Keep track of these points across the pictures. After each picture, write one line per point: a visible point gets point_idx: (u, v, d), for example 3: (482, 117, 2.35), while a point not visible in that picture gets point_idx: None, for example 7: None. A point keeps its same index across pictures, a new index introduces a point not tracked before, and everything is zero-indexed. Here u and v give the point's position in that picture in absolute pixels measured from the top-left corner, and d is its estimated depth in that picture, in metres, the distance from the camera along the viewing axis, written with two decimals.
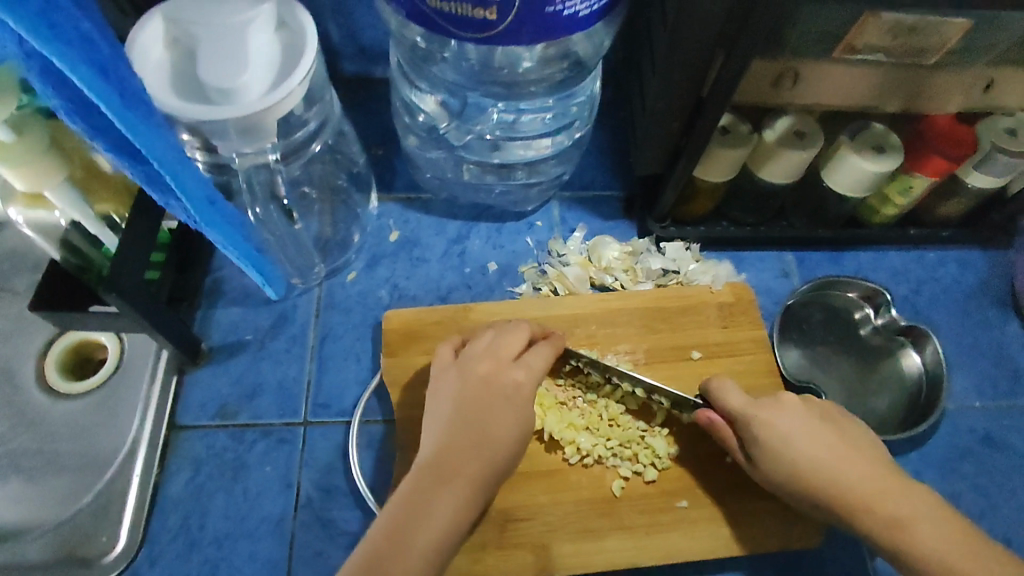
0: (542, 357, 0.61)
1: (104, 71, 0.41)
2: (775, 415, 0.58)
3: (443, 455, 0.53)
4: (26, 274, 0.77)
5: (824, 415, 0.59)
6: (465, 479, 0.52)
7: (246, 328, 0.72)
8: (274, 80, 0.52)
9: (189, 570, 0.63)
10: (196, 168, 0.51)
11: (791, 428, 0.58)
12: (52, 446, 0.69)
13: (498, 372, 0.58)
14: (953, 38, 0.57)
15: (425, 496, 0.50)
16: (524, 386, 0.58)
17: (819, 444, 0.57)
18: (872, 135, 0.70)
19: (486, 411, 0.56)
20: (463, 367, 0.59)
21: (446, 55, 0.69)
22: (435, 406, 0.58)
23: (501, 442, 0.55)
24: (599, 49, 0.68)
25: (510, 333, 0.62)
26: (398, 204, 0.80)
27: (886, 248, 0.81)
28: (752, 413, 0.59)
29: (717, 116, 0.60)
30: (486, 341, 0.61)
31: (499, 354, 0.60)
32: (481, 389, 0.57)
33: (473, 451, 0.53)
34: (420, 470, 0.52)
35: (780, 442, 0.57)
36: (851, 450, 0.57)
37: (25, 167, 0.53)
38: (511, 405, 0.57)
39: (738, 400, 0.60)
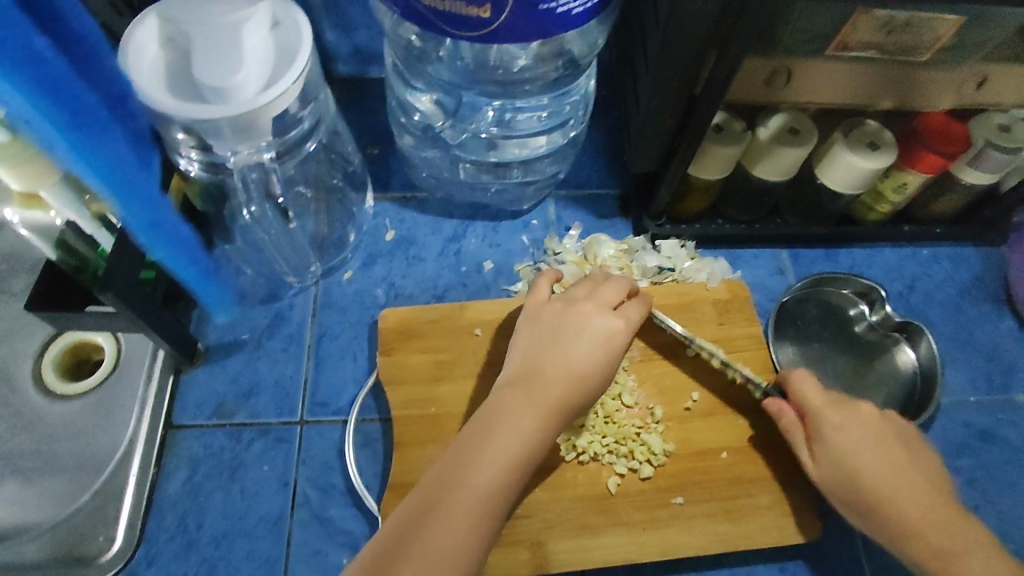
0: (636, 311, 0.59)
1: (53, 89, 0.44)
2: (849, 421, 0.58)
3: (532, 374, 0.53)
4: (23, 275, 0.77)
5: (897, 433, 0.59)
6: (540, 416, 0.51)
7: (242, 328, 0.73)
8: (268, 78, 0.52)
9: (186, 569, 0.63)
10: (145, 185, 0.55)
11: (862, 438, 0.57)
12: (50, 446, 0.69)
13: (595, 315, 0.57)
14: (945, 35, 0.57)
15: (510, 410, 0.51)
16: (620, 335, 0.57)
17: (886, 461, 0.56)
18: (866, 131, 0.70)
19: (578, 344, 0.55)
20: (565, 305, 0.57)
21: (442, 53, 0.69)
22: (526, 326, 0.57)
23: (590, 378, 0.54)
24: (593, 47, 0.69)
25: (607, 284, 0.60)
26: (394, 203, 0.80)
27: (881, 245, 0.82)
28: (828, 415, 0.58)
29: (711, 112, 0.61)
30: (585, 287, 0.60)
31: (599, 298, 0.58)
32: (578, 325, 0.56)
33: (562, 380, 0.53)
34: (507, 385, 0.53)
35: (845, 447, 0.57)
36: (917, 475, 0.56)
37: (19, 167, 0.54)
38: (608, 353, 0.55)
39: (814, 396, 0.59)
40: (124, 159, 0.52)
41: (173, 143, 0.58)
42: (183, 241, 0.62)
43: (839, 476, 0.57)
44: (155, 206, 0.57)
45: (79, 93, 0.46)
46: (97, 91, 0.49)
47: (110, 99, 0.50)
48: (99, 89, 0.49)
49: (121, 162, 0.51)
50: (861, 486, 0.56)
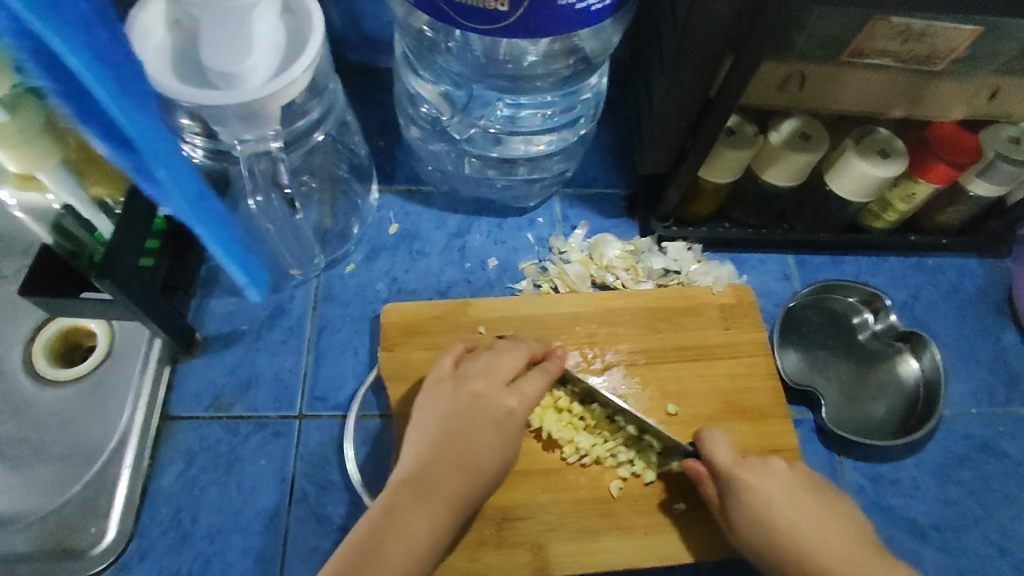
0: (535, 384, 0.59)
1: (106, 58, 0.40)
2: (757, 477, 0.58)
3: (425, 470, 0.53)
4: (15, 258, 0.75)
5: (816, 489, 0.58)
6: (443, 502, 0.51)
7: (242, 319, 0.71)
8: (276, 66, 0.51)
9: (179, 563, 0.61)
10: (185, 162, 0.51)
11: (773, 492, 0.57)
12: (39, 433, 0.67)
13: (490, 397, 0.57)
14: (962, 45, 0.57)
15: (401, 510, 0.50)
16: (517, 412, 0.57)
17: (801, 514, 0.56)
18: (877, 139, 0.70)
19: (469, 433, 0.55)
20: (456, 385, 0.58)
21: (452, 45, 0.68)
22: (419, 424, 0.57)
23: (485, 468, 0.54)
24: (607, 45, 0.67)
25: (506, 353, 0.60)
26: (398, 196, 0.79)
27: (886, 254, 0.82)
28: (734, 473, 0.58)
29: (726, 116, 0.60)
30: (484, 359, 0.60)
31: (493, 375, 0.58)
32: (470, 411, 0.56)
33: (456, 472, 0.53)
34: (400, 485, 0.52)
35: (755, 505, 0.56)
36: (828, 526, 0.56)
37: (15, 148, 0.52)
38: (502, 430, 0.56)
39: (725, 457, 0.58)
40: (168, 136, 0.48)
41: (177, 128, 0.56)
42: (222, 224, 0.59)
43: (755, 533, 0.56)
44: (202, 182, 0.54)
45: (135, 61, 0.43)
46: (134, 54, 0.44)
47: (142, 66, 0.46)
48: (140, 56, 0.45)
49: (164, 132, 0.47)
50: (779, 538, 0.55)
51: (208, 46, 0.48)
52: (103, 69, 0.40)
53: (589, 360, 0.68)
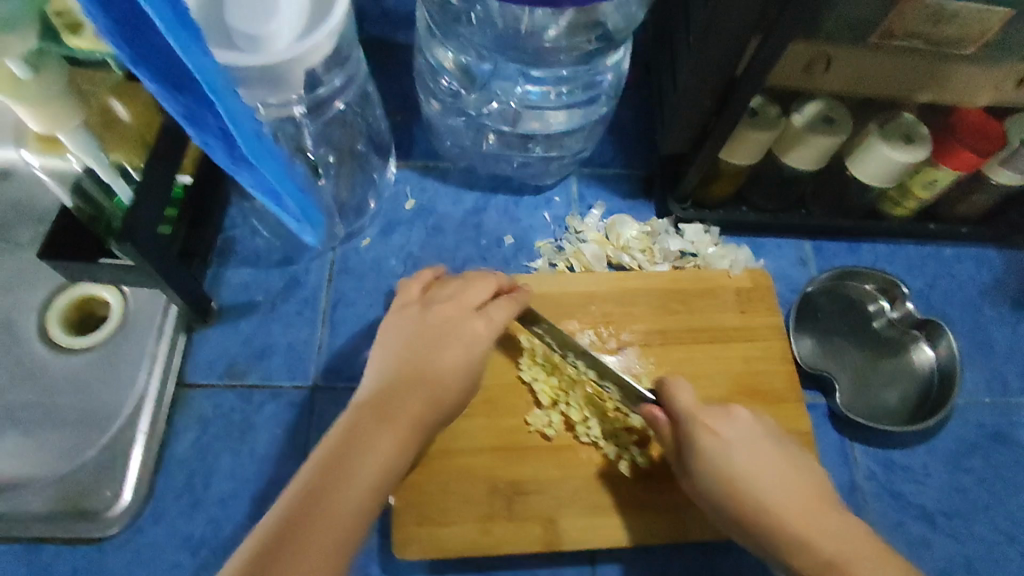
0: (503, 311, 0.58)
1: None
2: (717, 421, 0.57)
3: (388, 391, 0.53)
4: (31, 225, 0.75)
5: (769, 430, 0.59)
6: (407, 419, 0.52)
7: (257, 289, 0.71)
8: (302, 30, 0.50)
9: (193, 528, 0.62)
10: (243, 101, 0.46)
11: (732, 438, 0.57)
12: (51, 398, 0.67)
13: (459, 320, 0.57)
14: (994, 27, 0.56)
15: (362, 430, 0.50)
16: (483, 338, 0.57)
17: (759, 462, 0.56)
18: (902, 124, 0.70)
19: (438, 352, 0.55)
20: (422, 310, 0.58)
21: (473, 15, 0.68)
22: (384, 345, 0.57)
23: (447, 387, 0.55)
24: (631, 23, 0.66)
25: (475, 282, 0.60)
26: (415, 171, 0.79)
27: (904, 242, 0.81)
28: (695, 417, 0.57)
29: (752, 93, 0.59)
30: (452, 286, 0.60)
31: (461, 300, 0.58)
32: (437, 334, 0.56)
33: (420, 395, 0.53)
34: (363, 406, 0.52)
35: (718, 452, 0.56)
36: (791, 475, 0.56)
37: (42, 108, 0.53)
38: (467, 353, 0.56)
39: (689, 401, 0.57)
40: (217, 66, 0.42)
41: None
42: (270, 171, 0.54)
43: (715, 484, 0.56)
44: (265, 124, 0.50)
45: None
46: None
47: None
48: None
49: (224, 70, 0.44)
50: (745, 494, 0.55)
51: None
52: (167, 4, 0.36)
53: (604, 340, 0.68)
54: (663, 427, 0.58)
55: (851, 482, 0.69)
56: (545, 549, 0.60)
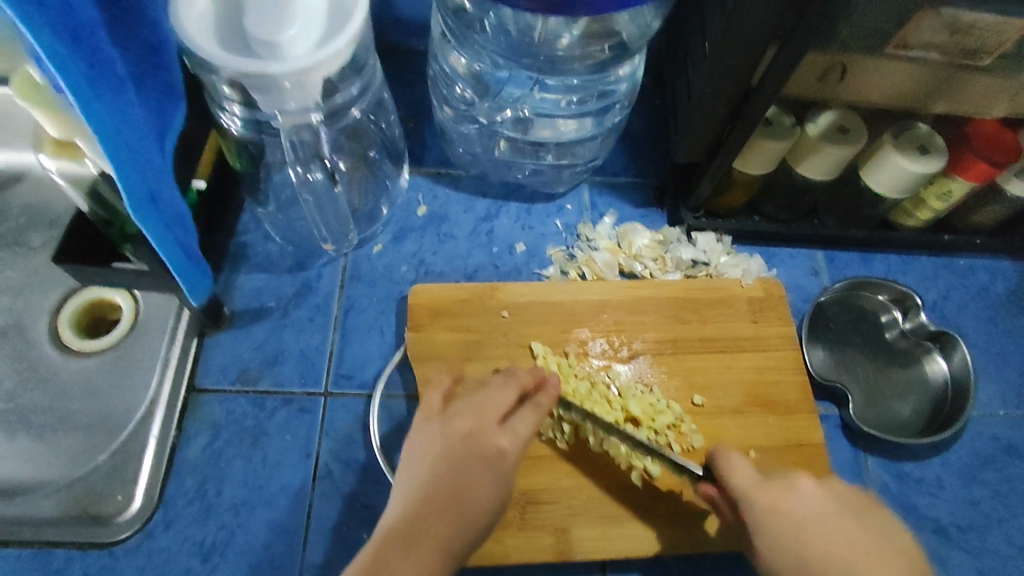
0: (528, 421, 0.54)
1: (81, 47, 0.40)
2: (780, 497, 0.51)
3: (413, 518, 0.47)
4: (44, 229, 0.76)
5: (844, 500, 0.51)
6: (436, 549, 0.46)
7: (269, 295, 0.72)
8: (320, 35, 0.50)
9: (204, 534, 0.62)
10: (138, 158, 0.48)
11: (805, 515, 0.49)
12: (64, 403, 0.67)
13: (480, 434, 0.52)
14: (1010, 39, 0.56)
15: (388, 562, 0.44)
16: (509, 452, 0.52)
17: (842, 538, 0.48)
18: (916, 134, 0.69)
19: (467, 471, 0.50)
20: (443, 424, 0.54)
21: (487, 24, 0.67)
22: (409, 469, 0.52)
23: (479, 510, 0.49)
24: (646, 32, 0.66)
25: (499, 391, 0.56)
26: (427, 178, 0.79)
27: (916, 253, 0.81)
28: (753, 492, 0.51)
29: (769, 100, 0.58)
30: (472, 397, 0.56)
31: (483, 413, 0.54)
32: (462, 450, 0.51)
33: (450, 517, 0.47)
34: (387, 534, 0.46)
35: (793, 532, 0.49)
36: (888, 566, 0.47)
37: (61, 113, 0.52)
38: (493, 471, 0.51)
39: (744, 479, 0.52)
40: (134, 130, 0.47)
41: (218, 94, 0.57)
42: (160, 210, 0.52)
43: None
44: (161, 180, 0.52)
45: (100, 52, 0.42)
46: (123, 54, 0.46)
47: (143, 52, 0.49)
48: (119, 44, 0.45)
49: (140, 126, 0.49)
50: None
51: (253, 15, 0.48)
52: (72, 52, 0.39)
53: (616, 349, 0.68)
54: (717, 499, 0.55)
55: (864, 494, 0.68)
56: (556, 559, 0.60)
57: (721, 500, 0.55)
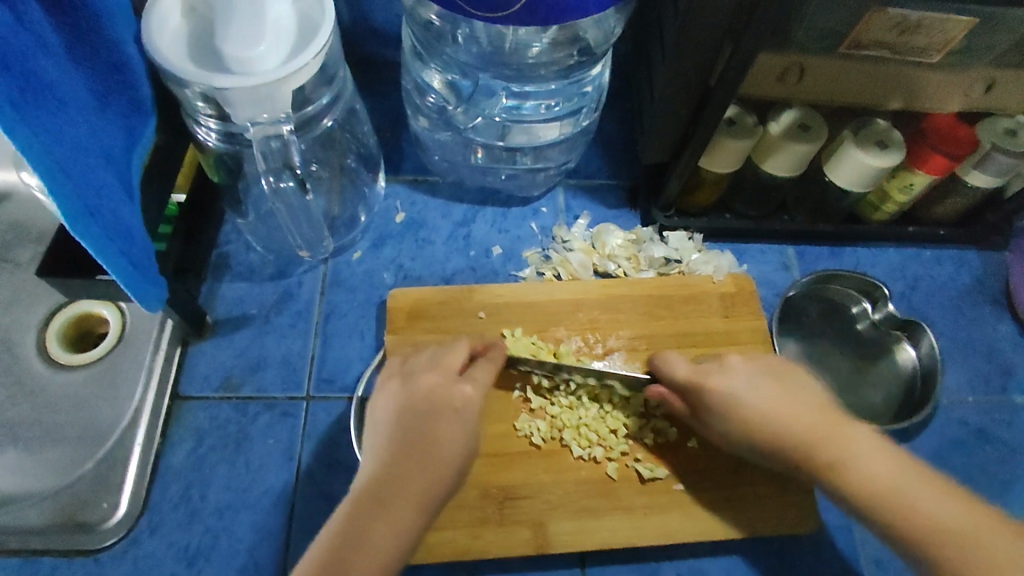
0: (486, 372, 0.56)
1: (4, 64, 0.41)
2: (717, 379, 0.57)
3: (383, 477, 0.46)
4: (30, 246, 0.77)
5: (769, 369, 0.58)
6: (409, 499, 0.46)
7: (251, 303, 0.73)
8: (288, 50, 0.52)
9: (189, 538, 0.63)
10: (83, 173, 0.47)
11: (735, 387, 0.56)
12: (51, 416, 0.68)
13: (445, 385, 0.52)
14: (957, 36, 0.57)
15: (360, 525, 0.44)
16: (474, 400, 0.52)
17: (764, 398, 0.55)
18: (877, 130, 0.72)
19: (434, 424, 0.50)
20: (405, 382, 0.53)
21: (458, 36, 0.69)
22: (374, 427, 0.51)
23: (449, 458, 0.48)
24: (609, 36, 0.67)
25: (454, 349, 0.57)
26: (405, 185, 0.81)
27: (884, 245, 0.83)
28: (693, 381, 0.58)
29: (724, 104, 0.61)
30: (429, 355, 0.57)
31: (444, 366, 0.55)
32: (427, 404, 0.51)
33: (419, 470, 0.47)
34: (360, 495, 0.46)
35: (724, 405, 0.56)
36: (801, 406, 0.54)
37: None
38: (461, 417, 0.51)
39: (682, 371, 0.59)
40: (67, 144, 0.46)
41: (193, 109, 0.59)
42: (124, 236, 0.51)
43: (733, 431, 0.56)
44: (102, 198, 0.48)
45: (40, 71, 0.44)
46: (87, 77, 0.50)
47: (107, 71, 0.51)
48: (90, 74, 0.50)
49: (90, 143, 0.48)
50: (758, 432, 0.55)
51: (224, 33, 0.50)
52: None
53: (591, 345, 0.69)
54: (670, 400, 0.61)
55: None
56: (535, 553, 0.61)
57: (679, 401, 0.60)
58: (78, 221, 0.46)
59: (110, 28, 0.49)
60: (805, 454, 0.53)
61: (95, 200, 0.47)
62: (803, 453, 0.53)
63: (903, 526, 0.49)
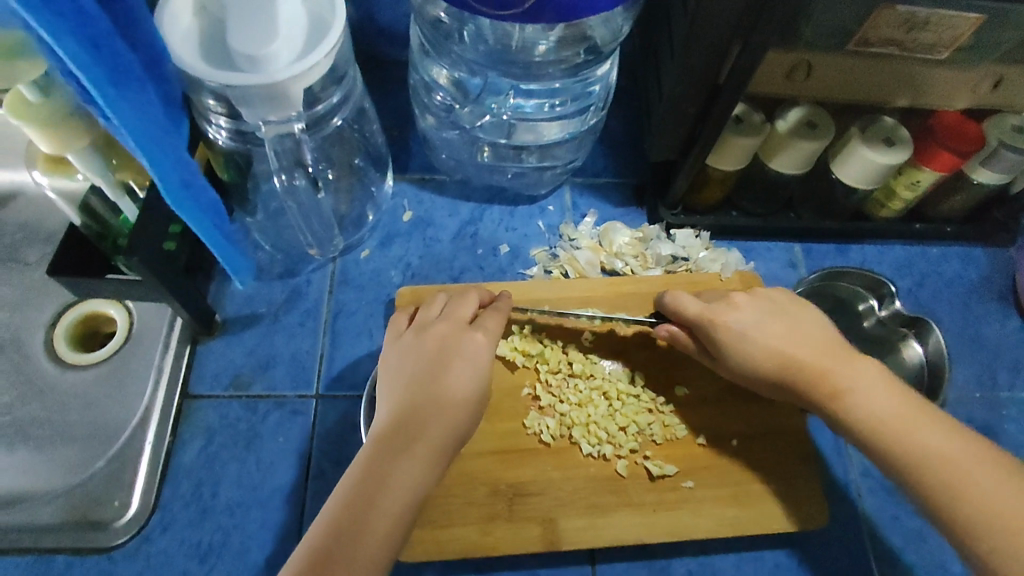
0: (495, 322, 0.58)
1: (94, 46, 0.43)
2: (727, 314, 0.59)
3: (403, 418, 0.49)
4: (38, 246, 0.77)
5: (772, 305, 0.60)
6: (431, 441, 0.49)
7: (260, 302, 0.73)
8: (300, 49, 0.52)
9: (200, 536, 0.63)
10: (173, 150, 0.52)
11: (744, 323, 0.58)
12: (61, 414, 0.69)
13: (455, 337, 0.55)
14: (965, 33, 0.58)
15: (384, 462, 0.47)
16: (484, 346, 0.55)
17: (766, 333, 0.58)
18: (882, 127, 0.71)
19: (443, 368, 0.53)
20: (416, 335, 0.56)
21: (466, 34, 0.69)
22: (386, 374, 0.55)
23: (462, 401, 0.52)
24: (617, 35, 0.68)
25: (462, 301, 0.59)
26: (412, 184, 0.81)
27: (891, 242, 0.83)
28: (703, 318, 0.60)
29: (733, 100, 0.61)
30: (439, 305, 0.59)
31: (454, 317, 0.57)
32: (438, 352, 0.54)
33: (438, 411, 0.50)
34: (381, 435, 0.49)
35: (736, 340, 0.58)
36: (798, 339, 0.57)
37: (48, 131, 0.55)
38: (473, 365, 0.54)
39: (694, 309, 0.60)
40: (159, 124, 0.50)
41: (203, 108, 0.59)
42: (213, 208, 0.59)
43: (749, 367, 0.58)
44: (192, 175, 0.55)
45: (120, 53, 0.45)
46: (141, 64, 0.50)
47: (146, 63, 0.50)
48: (142, 52, 0.49)
49: (167, 124, 0.53)
50: (767, 368, 0.58)
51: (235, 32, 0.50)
52: (91, 56, 0.43)
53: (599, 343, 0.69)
54: (683, 340, 0.62)
55: (845, 479, 0.70)
56: (545, 550, 0.61)
57: (689, 340, 0.62)
58: (178, 194, 0.54)
59: (142, 22, 0.48)
60: (812, 387, 0.56)
61: (187, 175, 0.55)
62: (810, 386, 0.56)
63: (890, 447, 0.53)
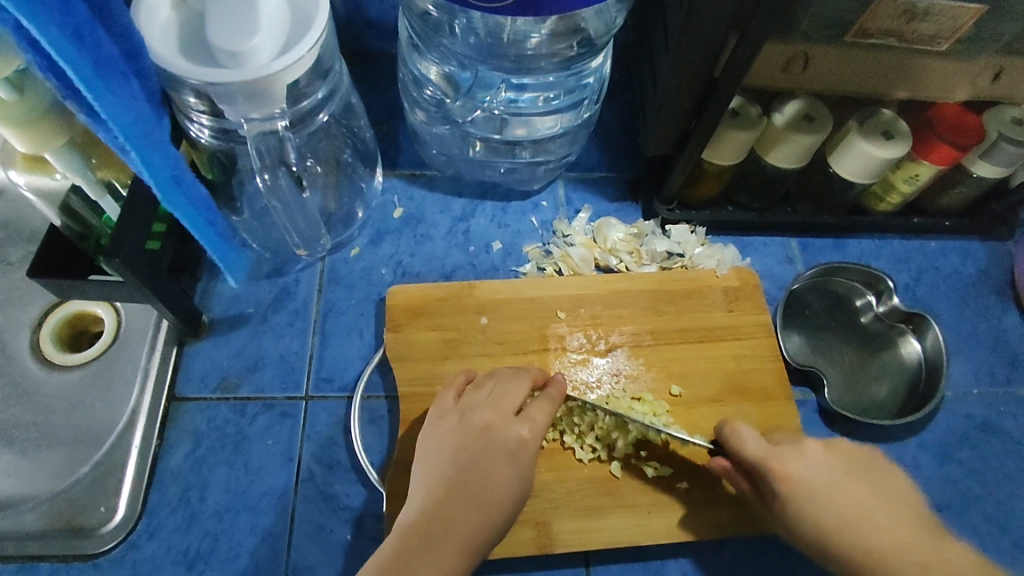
0: (543, 411, 0.55)
1: (77, 37, 0.42)
2: (796, 467, 0.55)
3: (437, 513, 0.48)
4: (21, 245, 0.76)
5: (849, 465, 0.56)
6: (457, 539, 0.47)
7: (247, 302, 0.72)
8: (284, 42, 0.51)
9: (188, 543, 0.62)
10: (161, 143, 0.52)
11: (811, 479, 0.54)
12: (45, 418, 0.67)
13: (498, 427, 0.54)
14: (965, 24, 0.57)
15: (409, 559, 0.45)
16: (530, 442, 0.53)
17: (838, 503, 0.54)
18: (882, 120, 0.70)
19: (483, 463, 0.51)
20: (460, 419, 0.55)
21: (456, 28, 0.67)
22: (425, 462, 0.53)
23: (500, 503, 0.50)
24: (611, 27, 0.66)
25: (510, 385, 0.57)
26: (402, 180, 0.80)
27: (888, 237, 0.82)
28: (768, 463, 0.55)
29: (730, 93, 0.59)
30: (489, 386, 0.58)
31: (499, 405, 0.55)
32: (480, 443, 0.53)
33: (472, 508, 0.48)
34: (407, 530, 0.47)
35: (802, 496, 0.54)
36: (877, 514, 0.53)
37: (21, 129, 0.53)
38: (515, 462, 0.52)
39: (753, 450, 0.56)
40: (146, 117, 0.50)
41: (183, 106, 0.57)
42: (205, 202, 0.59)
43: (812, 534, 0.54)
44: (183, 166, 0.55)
45: (104, 45, 0.44)
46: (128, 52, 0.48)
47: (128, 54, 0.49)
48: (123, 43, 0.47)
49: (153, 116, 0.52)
50: (834, 539, 0.53)
51: (215, 25, 0.48)
52: (75, 49, 0.42)
53: (593, 342, 0.68)
54: (735, 478, 0.59)
55: None
56: (539, 553, 0.60)
57: (743, 481, 0.58)
58: (167, 188, 0.53)
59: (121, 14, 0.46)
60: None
61: (177, 169, 0.54)
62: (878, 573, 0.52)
63: None
